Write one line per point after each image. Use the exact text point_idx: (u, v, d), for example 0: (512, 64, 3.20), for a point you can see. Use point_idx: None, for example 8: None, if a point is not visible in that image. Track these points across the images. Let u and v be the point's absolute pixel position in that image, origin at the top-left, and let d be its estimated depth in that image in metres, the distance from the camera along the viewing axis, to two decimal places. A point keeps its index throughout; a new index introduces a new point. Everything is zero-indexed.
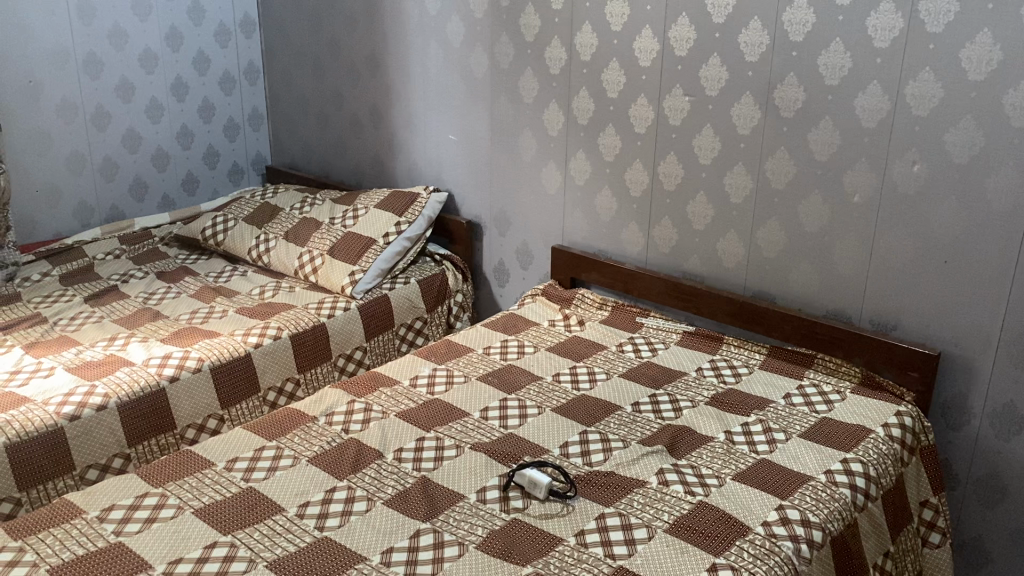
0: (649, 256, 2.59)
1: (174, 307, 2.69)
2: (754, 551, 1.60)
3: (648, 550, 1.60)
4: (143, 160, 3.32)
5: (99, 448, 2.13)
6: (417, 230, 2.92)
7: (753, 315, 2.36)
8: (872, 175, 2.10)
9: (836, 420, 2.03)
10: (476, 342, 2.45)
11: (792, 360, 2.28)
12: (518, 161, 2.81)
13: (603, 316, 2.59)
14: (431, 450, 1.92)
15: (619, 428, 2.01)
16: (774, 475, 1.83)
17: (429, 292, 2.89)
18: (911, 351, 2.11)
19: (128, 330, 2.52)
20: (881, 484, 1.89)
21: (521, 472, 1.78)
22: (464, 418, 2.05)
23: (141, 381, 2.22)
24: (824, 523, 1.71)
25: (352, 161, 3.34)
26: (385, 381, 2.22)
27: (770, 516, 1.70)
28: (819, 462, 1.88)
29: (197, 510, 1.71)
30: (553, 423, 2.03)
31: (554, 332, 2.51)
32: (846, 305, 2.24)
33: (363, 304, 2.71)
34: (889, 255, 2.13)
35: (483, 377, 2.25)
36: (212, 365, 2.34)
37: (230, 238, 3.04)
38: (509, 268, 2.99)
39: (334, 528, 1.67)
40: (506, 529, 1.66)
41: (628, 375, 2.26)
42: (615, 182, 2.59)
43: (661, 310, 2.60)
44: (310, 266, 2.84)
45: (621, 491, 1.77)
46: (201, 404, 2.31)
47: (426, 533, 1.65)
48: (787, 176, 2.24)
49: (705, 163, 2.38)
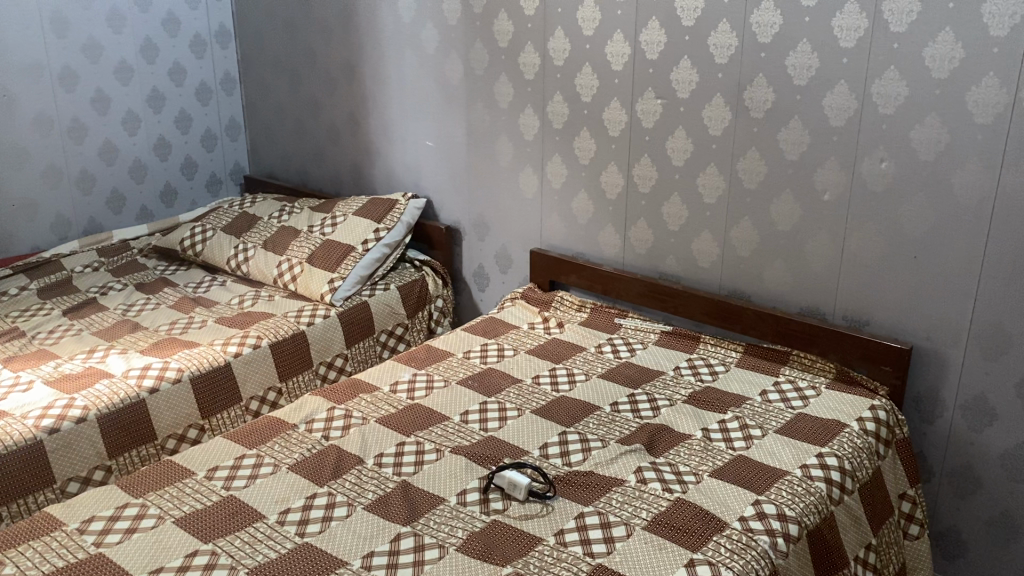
0: (626, 257, 2.61)
1: (154, 318, 2.69)
2: (732, 545, 1.62)
3: (627, 547, 1.62)
4: (120, 172, 3.32)
5: (79, 460, 2.12)
6: (396, 236, 2.94)
7: (729, 314, 2.38)
8: (842, 173, 2.13)
9: (811, 416, 2.06)
10: (456, 346, 2.46)
11: (768, 357, 2.31)
12: (495, 166, 2.83)
13: (582, 318, 2.61)
14: (411, 455, 1.93)
15: (598, 428, 2.03)
16: (751, 470, 1.85)
17: (409, 298, 2.90)
18: (883, 346, 2.14)
19: (107, 342, 2.51)
20: (857, 478, 1.91)
21: (501, 472, 1.80)
22: (444, 421, 2.07)
23: (120, 393, 2.22)
24: (800, 517, 1.73)
25: (330, 169, 3.35)
26: (366, 387, 2.23)
27: (747, 511, 1.72)
28: (795, 457, 1.90)
29: (178, 519, 1.71)
30: (532, 425, 2.04)
31: (533, 335, 2.53)
32: (820, 302, 2.27)
33: (342, 311, 2.72)
34: (861, 252, 2.16)
35: (462, 380, 2.26)
36: (191, 375, 2.34)
37: (209, 248, 3.04)
38: (488, 273, 3.00)
39: (315, 534, 1.68)
40: (487, 530, 1.68)
41: (607, 375, 2.28)
42: (591, 184, 2.62)
43: (639, 311, 2.62)
44: (289, 274, 2.85)
45: (600, 490, 1.79)
46: (181, 415, 2.32)
47: (407, 536, 1.66)
48: (759, 176, 2.27)
49: (679, 164, 2.41)
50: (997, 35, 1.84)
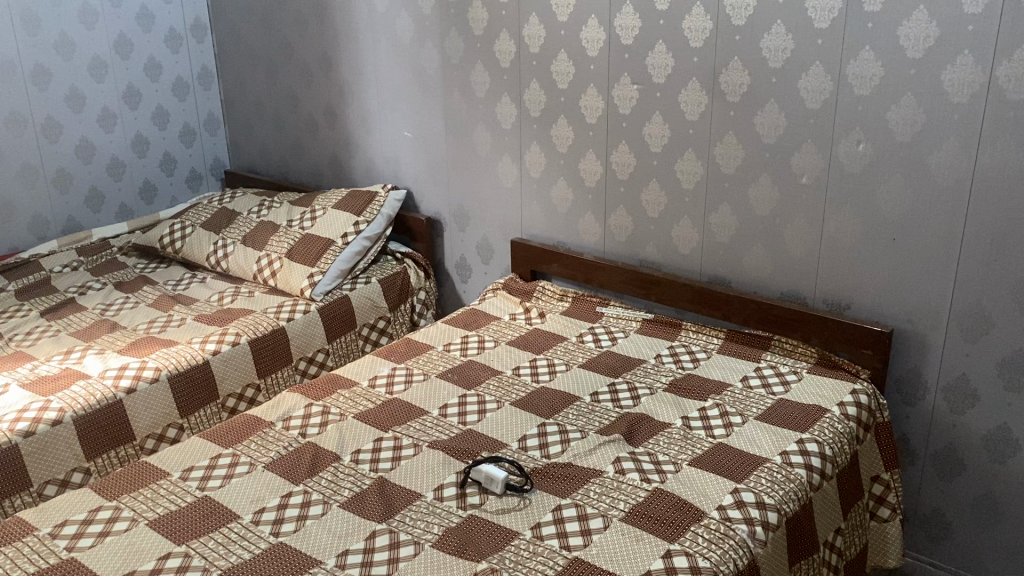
0: (607, 245, 2.59)
1: (132, 317, 2.66)
2: (709, 535, 1.61)
3: (604, 539, 1.61)
4: (98, 170, 3.28)
5: (56, 463, 2.11)
6: (377, 229, 2.91)
7: (711, 300, 2.36)
8: (819, 155, 2.11)
9: (792, 401, 2.05)
10: (436, 338, 2.43)
11: (750, 343, 2.29)
12: (474, 155, 2.80)
13: (563, 308, 2.59)
14: (388, 451, 1.92)
15: (578, 419, 2.01)
16: (730, 458, 1.84)
17: (390, 291, 2.87)
18: (864, 329, 2.12)
19: (84, 343, 2.49)
20: (836, 463, 1.90)
21: (477, 465, 1.79)
22: (422, 416, 2.05)
23: (96, 394, 2.20)
24: (779, 504, 1.72)
25: (310, 162, 3.32)
26: (344, 382, 2.21)
27: (725, 499, 1.71)
28: (775, 443, 1.89)
29: (151, 521, 1.70)
30: (511, 417, 2.03)
31: (514, 326, 2.50)
32: (800, 286, 2.25)
33: (322, 306, 2.70)
34: (840, 235, 2.14)
35: (442, 374, 2.24)
36: (169, 374, 2.32)
37: (189, 245, 3.02)
38: (471, 263, 2.98)
39: (290, 533, 1.66)
40: (462, 526, 1.66)
41: (587, 365, 2.26)
42: (570, 172, 2.59)
43: (621, 299, 2.60)
44: (268, 270, 2.82)
45: (578, 482, 1.77)
46: (160, 414, 2.30)
47: (382, 533, 1.65)
48: (736, 161, 2.24)
49: (657, 150, 2.38)
50: (973, 12, 1.82)
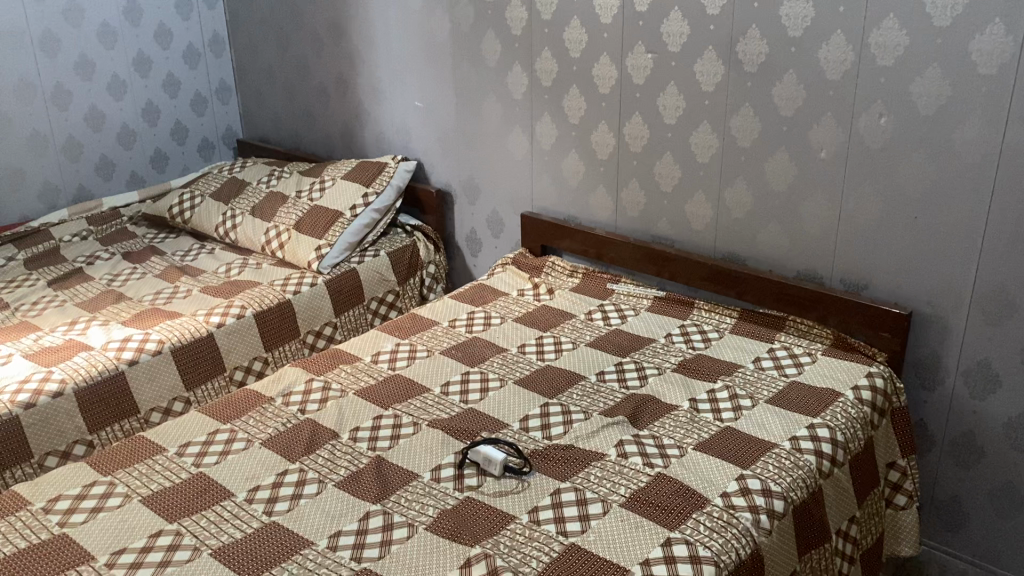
0: (619, 220, 2.52)
1: (138, 288, 2.64)
2: (711, 523, 1.56)
3: (603, 525, 1.56)
4: (108, 139, 3.26)
5: (58, 435, 2.10)
6: (386, 201, 2.86)
7: (725, 278, 2.29)
8: (838, 130, 2.02)
9: (805, 385, 1.98)
10: (442, 314, 2.39)
11: (763, 323, 2.23)
12: (484, 126, 2.73)
13: (573, 284, 2.53)
14: (387, 428, 1.88)
15: (584, 399, 1.96)
16: (737, 444, 1.78)
17: (400, 264, 2.83)
18: (882, 310, 2.04)
19: (89, 314, 2.47)
20: (848, 449, 1.84)
21: (472, 447, 1.75)
22: (424, 394, 2.01)
23: (98, 366, 2.18)
24: (786, 491, 1.67)
25: (321, 132, 3.27)
26: (347, 357, 2.17)
27: (730, 486, 1.65)
28: (784, 428, 1.83)
29: (144, 498, 1.68)
30: (514, 396, 1.98)
31: (522, 302, 2.45)
32: (817, 265, 2.18)
33: (330, 279, 2.66)
34: (859, 212, 2.06)
35: (446, 350, 2.19)
36: (172, 347, 2.30)
37: (197, 215, 2.99)
38: (481, 237, 2.92)
39: (283, 513, 1.63)
40: (457, 509, 1.63)
41: (595, 344, 2.20)
42: (582, 144, 2.51)
43: (633, 276, 2.54)
44: (276, 241, 2.79)
45: (579, 465, 1.73)
46: (163, 387, 2.29)
47: (376, 515, 1.61)
48: (753, 134, 2.16)
49: (671, 122, 2.30)
50: None
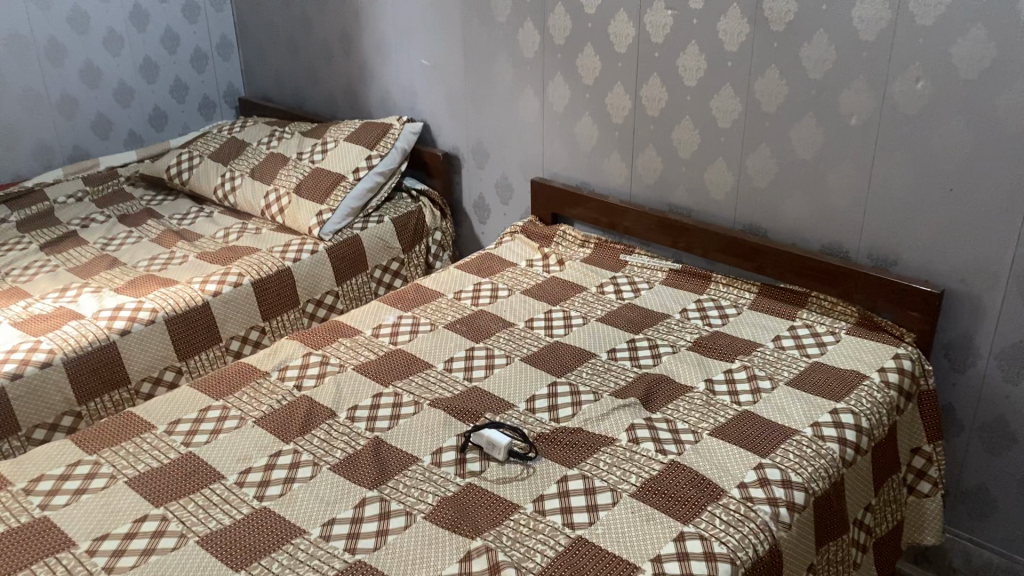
0: (634, 188, 2.40)
1: (133, 253, 2.55)
2: (727, 517, 1.47)
3: (611, 517, 1.47)
4: (105, 96, 3.14)
5: (46, 407, 2.02)
6: (391, 164, 2.74)
7: (745, 251, 2.17)
8: (871, 94, 1.89)
9: (828, 366, 1.88)
10: (447, 285, 2.28)
11: (784, 299, 2.11)
12: (494, 86, 2.60)
13: (585, 255, 2.42)
14: (387, 408, 1.79)
15: (594, 378, 1.86)
16: (756, 429, 1.68)
17: (404, 231, 2.72)
18: (912, 288, 1.93)
19: (82, 280, 2.38)
20: (873, 436, 1.74)
21: (476, 430, 1.64)
22: (426, 370, 1.91)
23: (88, 336, 2.10)
24: (807, 482, 1.57)
25: (324, 91, 3.15)
26: (347, 330, 2.08)
27: (748, 476, 1.56)
28: (806, 414, 1.73)
29: (130, 479, 1.60)
30: (520, 374, 1.88)
31: (531, 273, 2.34)
32: (843, 238, 2.06)
33: (331, 246, 2.55)
34: (890, 183, 1.93)
35: (450, 324, 2.09)
36: (166, 316, 2.21)
37: (196, 177, 2.88)
38: (490, 203, 2.81)
39: (275, 498, 1.55)
40: (458, 496, 1.54)
41: (606, 319, 2.10)
42: (596, 107, 2.38)
43: (647, 247, 2.42)
44: (276, 205, 2.68)
45: (587, 451, 1.63)
46: (156, 358, 2.20)
47: (372, 502, 1.53)
48: (778, 98, 2.03)
49: (691, 84, 2.17)
50: None
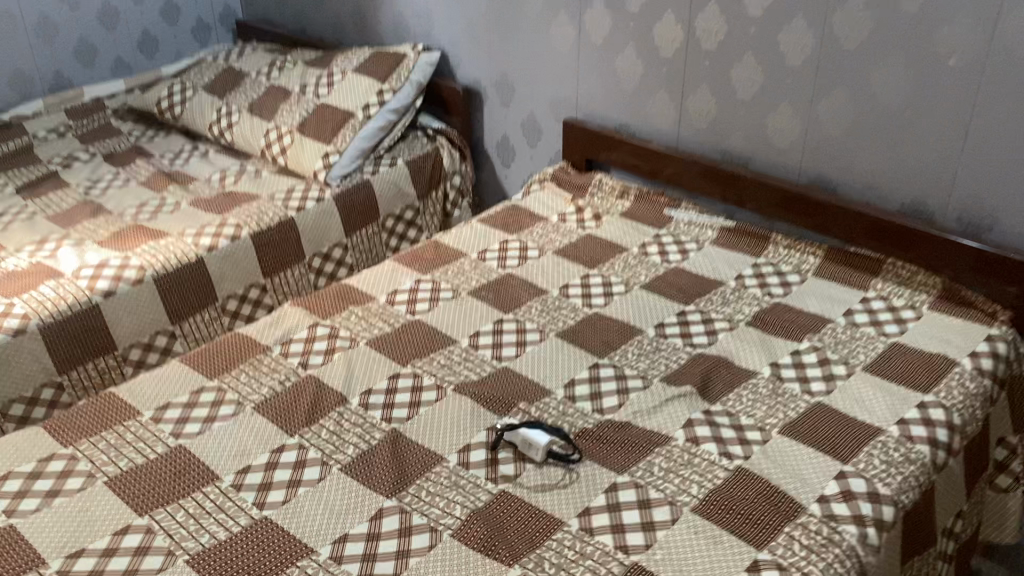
0: (682, 132, 2.12)
1: (120, 199, 2.29)
2: (809, 541, 1.25)
3: (671, 539, 1.25)
4: (87, 18, 2.84)
5: (21, 379, 1.80)
6: (405, 100, 2.46)
7: (810, 209, 1.91)
8: (976, 30, 1.59)
9: (911, 349, 1.63)
10: (469, 243, 2.03)
11: (854, 265, 1.86)
12: (522, 12, 2.29)
13: (624, 208, 2.16)
14: (405, 393, 1.56)
15: (642, 361, 1.62)
16: (833, 428, 1.45)
17: (420, 175, 2.46)
18: (1010, 259, 1.67)
19: (62, 230, 2.14)
20: (966, 434, 1.50)
21: (513, 427, 1.43)
22: (449, 348, 1.67)
23: (67, 299, 1.86)
24: (897, 495, 1.34)
25: (330, 14, 2.83)
26: (358, 296, 1.84)
27: (828, 489, 1.34)
28: (889, 409, 1.49)
29: (111, 479, 1.38)
30: (556, 354, 1.65)
31: (564, 229, 2.09)
32: (928, 198, 1.79)
33: (339, 193, 2.29)
34: (992, 136, 1.65)
35: (475, 291, 1.85)
36: (155, 275, 1.97)
37: (189, 111, 2.60)
38: (515, 144, 2.53)
39: (277, 506, 1.33)
40: (490, 509, 1.32)
41: (652, 287, 1.85)
42: (641, 39, 2.08)
43: (695, 199, 2.16)
44: (277, 146, 2.41)
45: (639, 452, 1.41)
46: (145, 321, 1.97)
47: (391, 514, 1.31)
48: (861, 33, 1.73)
49: (756, 14, 1.87)
50: None
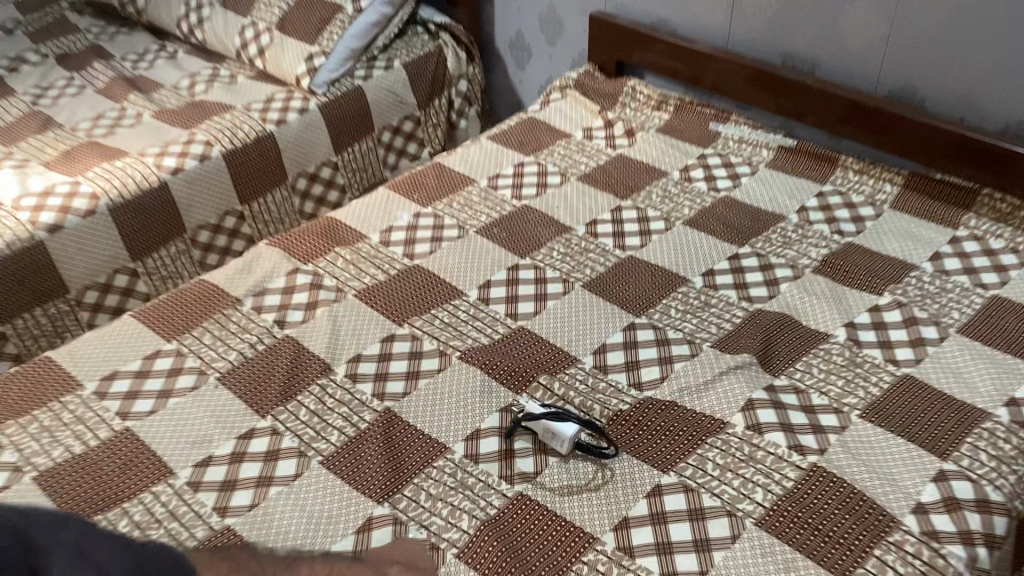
0: (734, 31, 1.77)
1: (73, 110, 1.97)
2: (907, 569, 0.99)
3: (733, 564, 1.00)
4: None
5: None
6: None
7: (887, 126, 1.58)
8: None
9: (1017, 304, 1.34)
10: (479, 166, 1.72)
11: (940, 197, 1.55)
12: None
13: (661, 123, 1.83)
14: (401, 361, 1.29)
15: (688, 320, 1.34)
16: (928, 411, 1.18)
17: (422, 80, 2.12)
18: None
19: (3, 148, 1.83)
20: None
21: (529, 412, 1.16)
22: (454, 302, 1.39)
23: (3, 234, 1.57)
24: (1010, 502, 1.08)
25: None
26: (346, 233, 1.54)
27: (926, 495, 1.07)
28: (995, 385, 1.21)
29: (40, 474, 1.12)
30: (584, 311, 1.37)
31: (590, 149, 1.77)
32: None
33: (327, 103, 1.96)
34: None
35: (485, 228, 1.55)
36: (109, 204, 1.67)
37: (153, 4, 2.24)
38: (531, 43, 2.18)
39: (242, 513, 1.07)
40: (504, 520, 1.06)
41: (697, 223, 1.55)
42: None
43: (745, 112, 1.83)
44: (255, 46, 2.07)
45: (687, 444, 1.14)
46: (102, 259, 1.68)
47: (383, 525, 1.05)
48: None
49: None
50: None
